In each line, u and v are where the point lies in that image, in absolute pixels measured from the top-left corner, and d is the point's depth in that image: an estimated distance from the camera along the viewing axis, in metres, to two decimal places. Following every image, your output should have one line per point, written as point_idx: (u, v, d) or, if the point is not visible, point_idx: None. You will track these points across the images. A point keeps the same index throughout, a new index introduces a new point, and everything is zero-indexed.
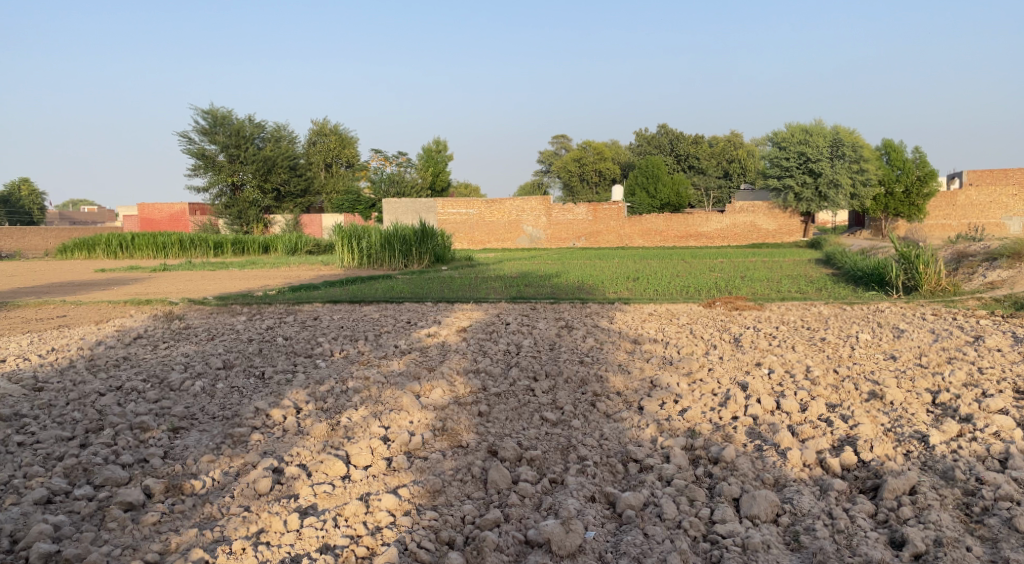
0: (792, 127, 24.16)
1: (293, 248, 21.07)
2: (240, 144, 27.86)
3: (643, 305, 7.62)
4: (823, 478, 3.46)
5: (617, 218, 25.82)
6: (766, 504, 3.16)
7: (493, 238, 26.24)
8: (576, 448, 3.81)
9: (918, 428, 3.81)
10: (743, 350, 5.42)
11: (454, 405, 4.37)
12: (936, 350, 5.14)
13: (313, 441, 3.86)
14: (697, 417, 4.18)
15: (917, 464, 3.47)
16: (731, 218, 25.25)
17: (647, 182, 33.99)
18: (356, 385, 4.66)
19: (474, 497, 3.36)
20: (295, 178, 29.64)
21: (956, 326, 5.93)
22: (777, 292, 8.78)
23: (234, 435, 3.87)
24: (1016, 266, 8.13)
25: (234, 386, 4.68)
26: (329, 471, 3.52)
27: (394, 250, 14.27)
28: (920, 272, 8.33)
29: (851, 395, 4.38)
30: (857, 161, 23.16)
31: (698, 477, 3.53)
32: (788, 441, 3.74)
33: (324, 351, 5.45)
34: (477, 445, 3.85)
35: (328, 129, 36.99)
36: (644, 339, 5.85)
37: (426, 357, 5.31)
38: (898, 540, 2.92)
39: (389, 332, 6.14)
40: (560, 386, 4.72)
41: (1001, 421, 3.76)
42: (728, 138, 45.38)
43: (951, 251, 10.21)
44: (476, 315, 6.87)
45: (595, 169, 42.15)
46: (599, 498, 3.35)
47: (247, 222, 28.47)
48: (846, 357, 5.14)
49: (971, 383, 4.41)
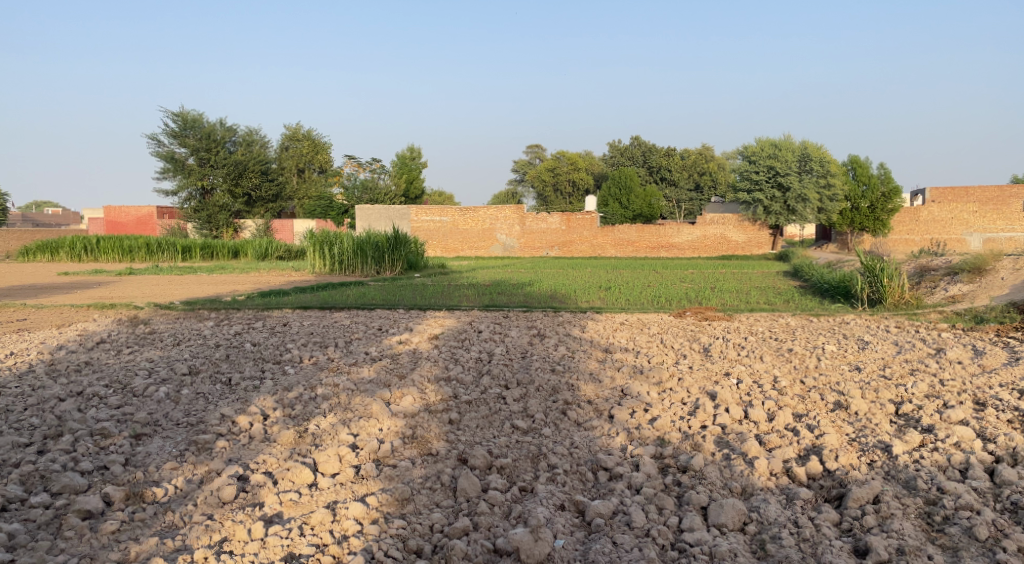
0: (761, 141, 24.62)
1: (264, 253, 20.94)
2: (211, 147, 27.51)
3: (615, 314, 7.66)
4: (789, 487, 3.51)
5: (590, 228, 25.91)
6: (733, 513, 3.20)
7: (465, 246, 26.23)
8: (547, 456, 3.82)
9: (881, 438, 3.88)
10: (713, 360, 5.48)
11: (425, 413, 4.34)
12: (899, 363, 5.24)
13: (279, 449, 3.81)
14: (666, 425, 4.21)
15: (880, 473, 3.54)
16: (701, 230, 25.53)
17: (619, 193, 34.09)
18: (325, 392, 4.60)
19: (443, 505, 3.33)
20: (266, 183, 29.20)
21: (918, 338, 6.07)
22: (745, 303, 8.90)
23: (199, 443, 3.81)
24: (977, 282, 8.37)
25: (200, 392, 4.59)
26: (296, 479, 3.47)
27: (367, 257, 14.20)
28: (884, 285, 8.47)
29: (817, 405, 4.44)
30: (824, 177, 23.65)
31: (667, 485, 3.55)
32: (755, 451, 3.79)
33: (294, 357, 5.38)
34: (447, 453, 3.83)
35: (301, 134, 36.68)
36: (616, 348, 5.87)
37: (396, 364, 5.26)
38: (862, 549, 2.98)
39: (360, 338, 6.08)
40: (532, 394, 4.71)
41: (962, 432, 3.84)
42: (701, 149, 45.84)
43: (915, 264, 10.41)
44: (448, 322, 6.83)
45: (569, 179, 42.43)
46: (568, 507, 3.35)
47: (217, 227, 28.03)
48: (813, 368, 5.21)
49: (933, 394, 4.50)
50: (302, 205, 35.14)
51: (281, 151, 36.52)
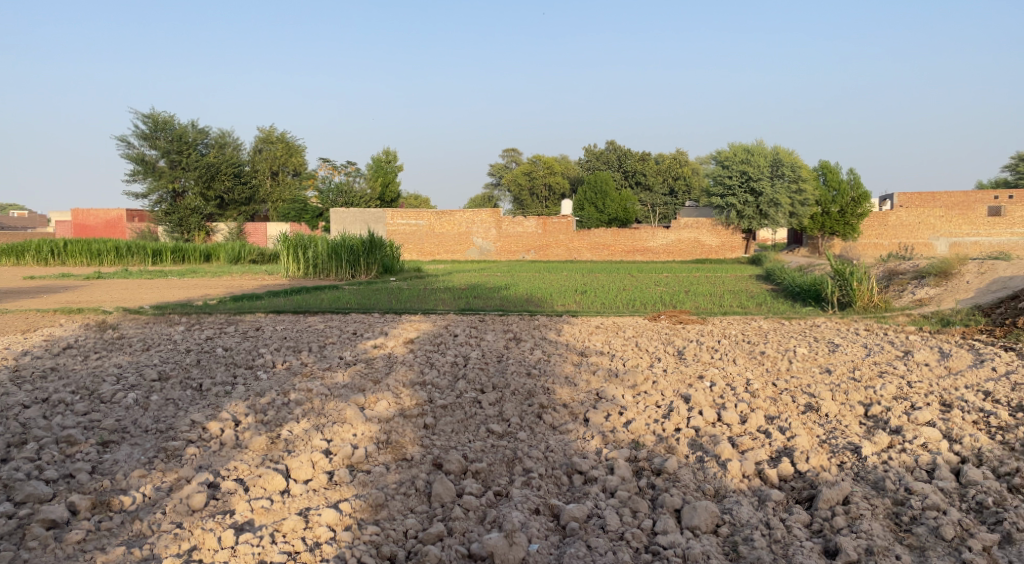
0: (735, 146, 24.98)
1: (237, 256, 20.80)
2: (182, 149, 27.05)
3: (591, 318, 7.69)
4: (761, 489, 3.55)
5: (566, 231, 26.01)
6: (706, 515, 3.22)
7: (441, 250, 26.14)
8: (522, 460, 3.82)
9: (851, 440, 3.94)
10: (686, 363, 5.52)
11: (399, 418, 4.31)
12: (868, 365, 5.33)
13: (251, 455, 3.76)
14: (641, 429, 4.23)
15: (850, 474, 3.59)
16: (676, 234, 25.73)
17: (595, 197, 34.24)
18: (298, 397, 4.55)
19: (417, 511, 3.31)
20: (239, 187, 29.22)
21: (887, 341, 6.18)
22: (719, 306, 9.01)
23: (168, 449, 3.75)
24: (943, 285, 8.55)
25: (169, 398, 4.51)
26: (267, 486, 3.42)
27: (342, 261, 14.10)
28: (853, 288, 8.59)
29: (789, 407, 4.50)
30: (795, 182, 24.07)
31: (641, 488, 3.57)
32: (728, 453, 3.82)
33: (266, 362, 5.31)
34: (422, 458, 3.81)
35: (275, 136, 36.33)
36: (591, 351, 5.89)
37: (371, 369, 5.22)
38: (832, 549, 3.02)
39: (334, 343, 6.02)
40: (507, 398, 4.71)
41: (929, 433, 3.91)
42: (676, 153, 46.24)
43: (883, 269, 10.59)
44: (424, 326, 6.81)
45: (545, 183, 42.56)
46: (543, 511, 3.35)
47: (188, 230, 27.59)
48: (785, 370, 5.28)
49: (900, 396, 4.58)
50: (276, 209, 34.91)
51: (254, 154, 36.12)
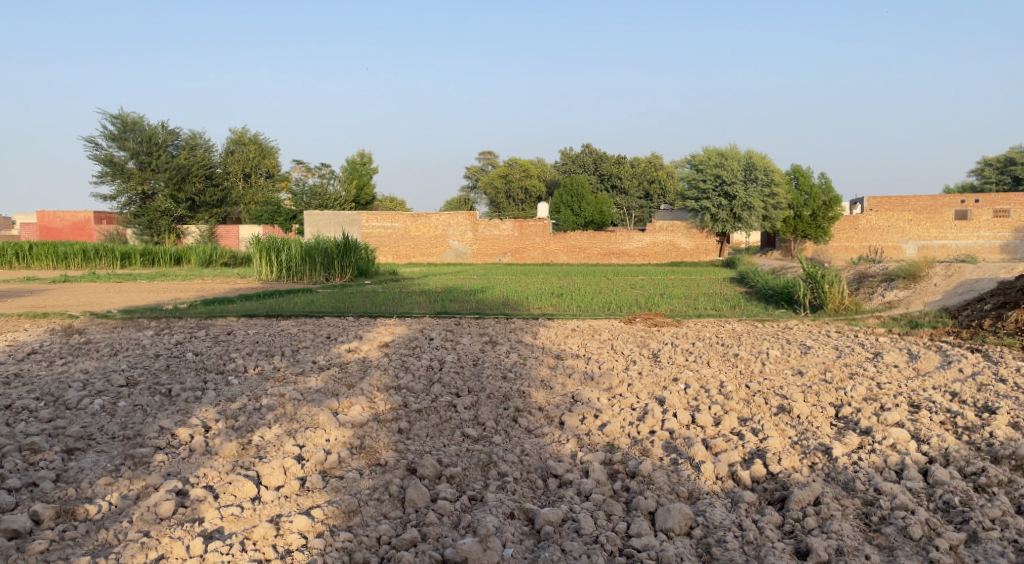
0: (708, 150, 25.19)
1: (208, 260, 20.54)
2: (152, 151, 26.73)
3: (567, 321, 7.70)
4: (734, 490, 3.57)
5: (542, 234, 26.06)
6: (680, 517, 3.23)
7: (417, 253, 26.02)
8: (497, 464, 3.81)
9: (822, 441, 3.99)
10: (661, 365, 5.55)
11: (374, 422, 4.27)
12: (839, 366, 5.40)
13: (221, 461, 3.70)
14: (615, 431, 4.24)
15: (821, 475, 3.63)
16: (651, 237, 25.90)
17: (571, 200, 34.27)
18: (270, 402, 4.49)
19: (391, 516, 3.28)
20: (211, 189, 28.83)
21: (857, 343, 6.26)
22: (694, 309, 9.07)
23: (136, 456, 3.67)
24: (912, 287, 8.71)
25: (137, 404, 4.42)
26: (238, 492, 3.37)
27: (316, 264, 13.99)
28: (825, 291, 8.72)
29: (761, 409, 4.54)
30: (768, 186, 24.41)
31: (616, 491, 3.57)
32: (702, 455, 3.83)
33: (238, 367, 5.24)
34: (396, 463, 3.78)
35: (247, 138, 35.91)
36: (567, 354, 5.90)
37: (345, 373, 5.17)
38: (803, 550, 3.04)
39: (307, 347, 5.96)
40: (483, 402, 4.69)
41: (897, 434, 3.97)
42: (651, 157, 46.54)
43: (853, 271, 10.77)
44: (399, 330, 6.77)
45: (521, 186, 42.59)
46: (518, 515, 3.34)
47: (158, 233, 27.23)
48: (758, 372, 5.32)
49: (870, 397, 4.65)
50: (249, 211, 34.49)
51: (226, 156, 35.65)
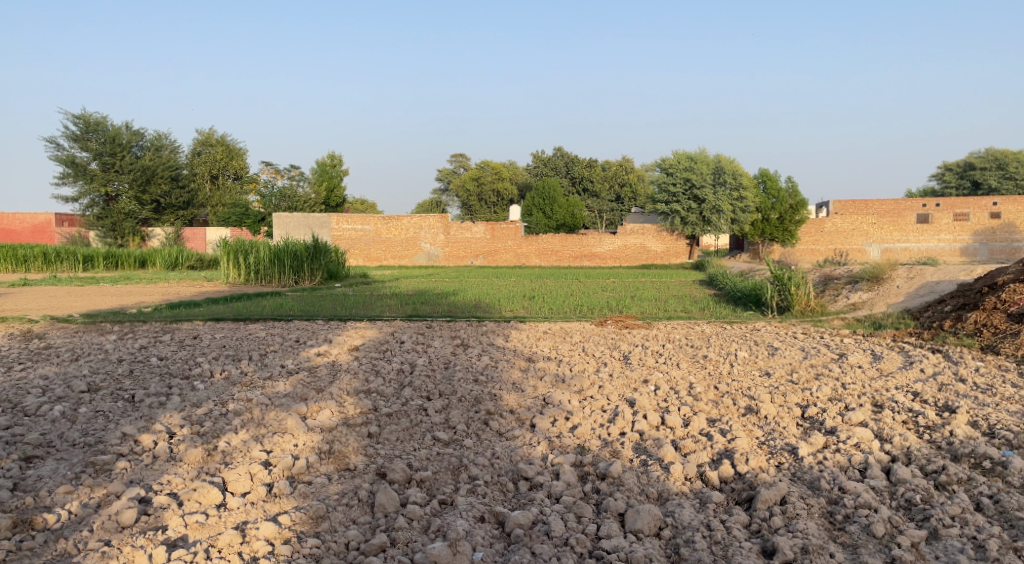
0: (679, 154, 25.45)
1: (173, 262, 20.18)
2: (116, 152, 26.23)
3: (539, 323, 7.71)
4: (702, 491, 3.61)
5: (515, 237, 26.10)
6: (649, 518, 3.25)
7: (388, 255, 25.89)
8: (468, 467, 3.80)
9: (788, 441, 4.04)
10: (631, 367, 5.59)
11: (343, 427, 4.23)
12: (806, 367, 5.49)
13: (186, 468, 3.63)
14: (586, 434, 4.25)
15: (787, 475, 3.68)
16: (622, 240, 26.07)
17: (543, 203, 34.41)
18: (237, 407, 4.42)
19: (360, 522, 3.24)
20: (177, 190, 28.35)
21: (823, 344, 6.37)
22: (664, 311, 9.14)
23: (97, 464, 3.59)
24: (875, 289, 8.89)
25: (99, 410, 4.32)
26: (203, 500, 3.30)
27: (285, 266, 13.82)
28: (791, 293, 8.83)
29: (729, 410, 4.59)
30: (737, 189, 24.72)
31: (586, 493, 3.58)
32: (671, 456, 3.87)
33: (204, 372, 5.15)
34: (365, 468, 3.75)
35: (214, 139, 35.35)
36: (538, 357, 5.90)
37: (314, 377, 5.12)
38: (769, 549, 3.08)
39: (275, 351, 5.88)
40: (454, 405, 4.67)
41: (861, 433, 4.04)
42: (622, 160, 46.91)
43: (819, 274, 10.96)
44: (369, 333, 6.72)
45: (493, 189, 42.46)
46: (488, 518, 3.33)
47: (122, 235, 26.69)
48: (726, 374, 5.38)
49: (835, 398, 4.73)
50: (216, 213, 33.95)
51: (193, 157, 35.09)
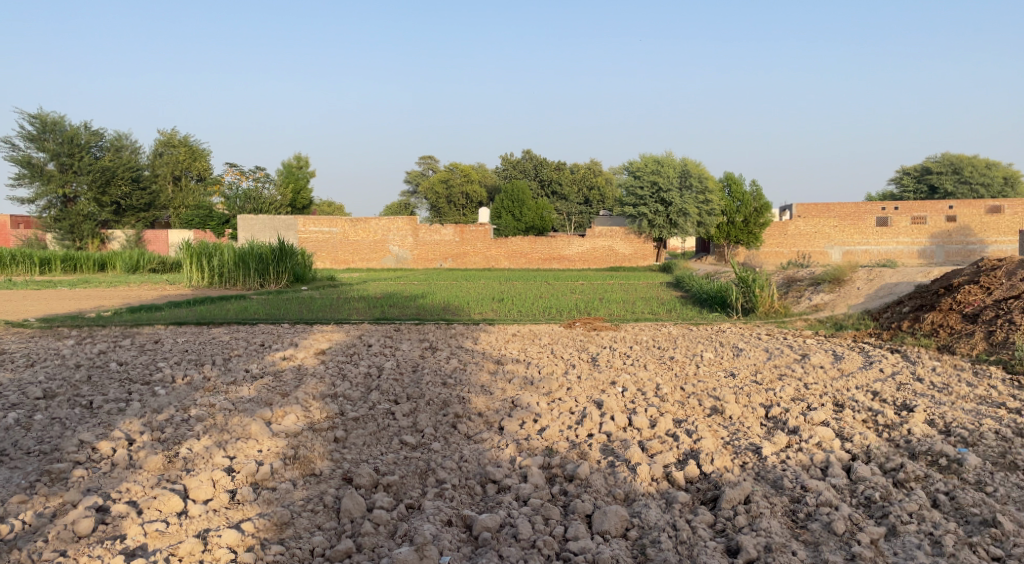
0: (646, 158, 25.69)
1: (134, 265, 19.74)
2: (74, 152, 25.75)
3: (507, 326, 7.71)
4: (668, 491, 3.64)
5: (484, 239, 26.10)
6: (616, 520, 3.27)
7: (356, 257, 25.71)
8: (435, 471, 3.78)
9: (752, 441, 4.10)
10: (600, 369, 5.63)
11: (308, 432, 4.18)
12: (770, 368, 5.58)
13: (146, 475, 3.56)
14: (554, 435, 4.26)
15: (752, 474, 3.73)
16: (591, 242, 26.24)
17: (512, 206, 34.50)
18: (199, 413, 4.35)
19: (325, 527, 3.21)
20: (137, 192, 27.80)
21: (786, 345, 6.48)
22: (632, 313, 9.20)
23: (53, 472, 3.50)
24: (837, 291, 9.07)
25: (55, 417, 4.21)
26: (163, 508, 3.23)
27: (250, 269, 13.61)
28: (756, 295, 8.97)
29: (695, 411, 4.64)
30: (703, 193, 25.31)
31: (554, 495, 3.59)
32: (638, 457, 3.89)
33: (165, 377, 5.04)
34: (331, 473, 3.71)
35: (177, 140, 34.67)
36: (507, 359, 5.90)
37: (279, 382, 5.05)
38: (733, 548, 3.12)
39: (240, 355, 5.79)
40: (421, 408, 4.65)
41: (823, 432, 4.12)
42: (590, 163, 47.22)
43: (782, 275, 11.15)
44: (337, 337, 6.66)
45: (462, 192, 42.29)
46: (455, 522, 3.31)
47: (81, 238, 25.90)
48: (692, 375, 5.44)
49: (798, 397, 4.81)
50: (179, 215, 33.29)
51: (154, 158, 34.40)
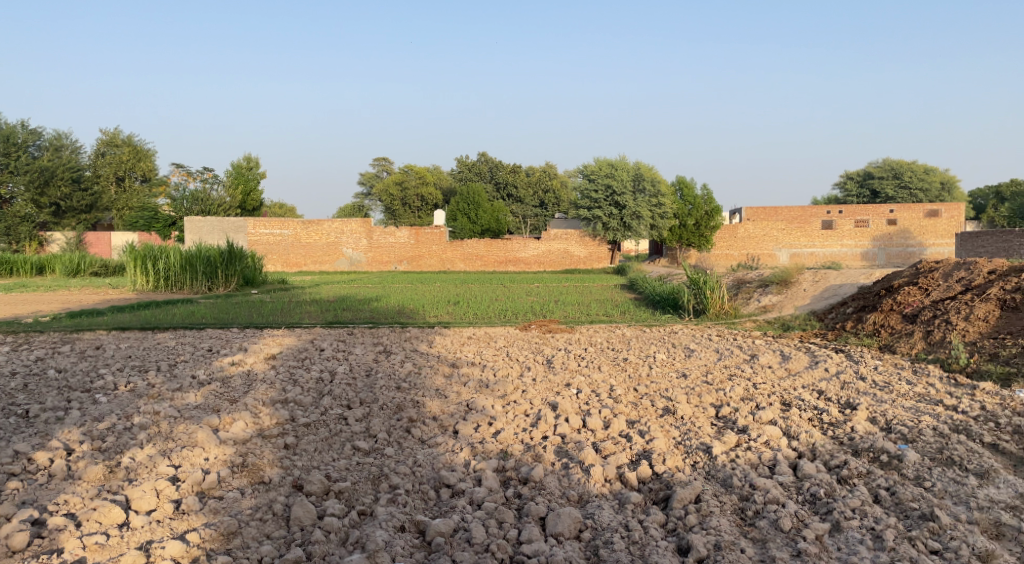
0: (600, 161, 25.90)
1: (75, 269, 19.03)
2: (11, 151, 25.03)
3: (462, 328, 7.70)
4: (622, 492, 3.67)
5: (439, 242, 25.96)
6: (569, 521, 3.29)
7: (309, 260, 25.33)
8: (388, 476, 3.74)
9: (703, 440, 4.17)
10: (554, 371, 5.65)
11: (258, 439, 4.09)
12: (720, 368, 5.69)
13: (85, 486, 3.43)
14: (509, 438, 4.26)
15: (702, 474, 3.79)
16: (546, 245, 26.39)
17: (468, 208, 34.41)
18: (143, 421, 4.21)
19: (274, 536, 3.14)
20: (78, 193, 26.87)
21: (736, 345, 6.61)
22: (586, 315, 9.26)
23: None
24: (784, 292, 9.31)
25: None
26: (103, 520, 3.12)
27: (198, 273, 13.31)
28: (706, 297, 9.13)
29: (648, 411, 4.69)
30: (655, 196, 25.42)
31: (508, 498, 3.59)
32: (592, 458, 3.92)
33: (107, 385, 4.87)
34: (281, 480, 3.63)
35: (120, 139, 33.54)
36: (462, 362, 5.88)
37: (228, 388, 4.93)
38: (684, 547, 3.16)
39: (186, 361, 5.64)
40: (375, 413, 4.59)
41: (771, 431, 4.22)
42: (545, 167, 47.47)
43: (731, 277, 11.39)
44: (288, 341, 6.54)
45: (417, 194, 42.02)
46: (408, 527, 3.28)
47: (18, 240, 24.71)
48: (645, 376, 5.51)
49: (747, 397, 4.91)
50: (123, 217, 32.20)
51: (96, 158, 33.22)
